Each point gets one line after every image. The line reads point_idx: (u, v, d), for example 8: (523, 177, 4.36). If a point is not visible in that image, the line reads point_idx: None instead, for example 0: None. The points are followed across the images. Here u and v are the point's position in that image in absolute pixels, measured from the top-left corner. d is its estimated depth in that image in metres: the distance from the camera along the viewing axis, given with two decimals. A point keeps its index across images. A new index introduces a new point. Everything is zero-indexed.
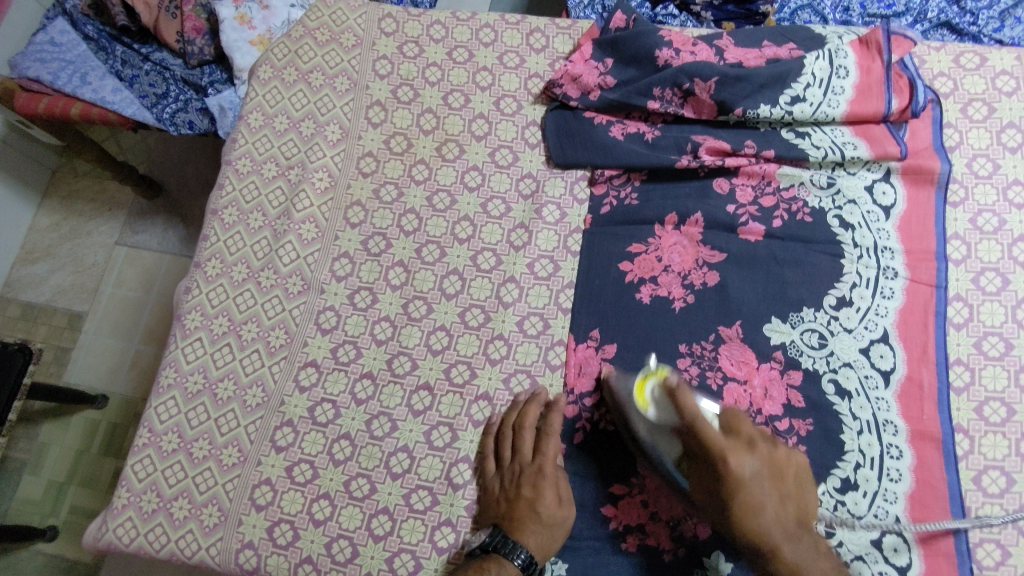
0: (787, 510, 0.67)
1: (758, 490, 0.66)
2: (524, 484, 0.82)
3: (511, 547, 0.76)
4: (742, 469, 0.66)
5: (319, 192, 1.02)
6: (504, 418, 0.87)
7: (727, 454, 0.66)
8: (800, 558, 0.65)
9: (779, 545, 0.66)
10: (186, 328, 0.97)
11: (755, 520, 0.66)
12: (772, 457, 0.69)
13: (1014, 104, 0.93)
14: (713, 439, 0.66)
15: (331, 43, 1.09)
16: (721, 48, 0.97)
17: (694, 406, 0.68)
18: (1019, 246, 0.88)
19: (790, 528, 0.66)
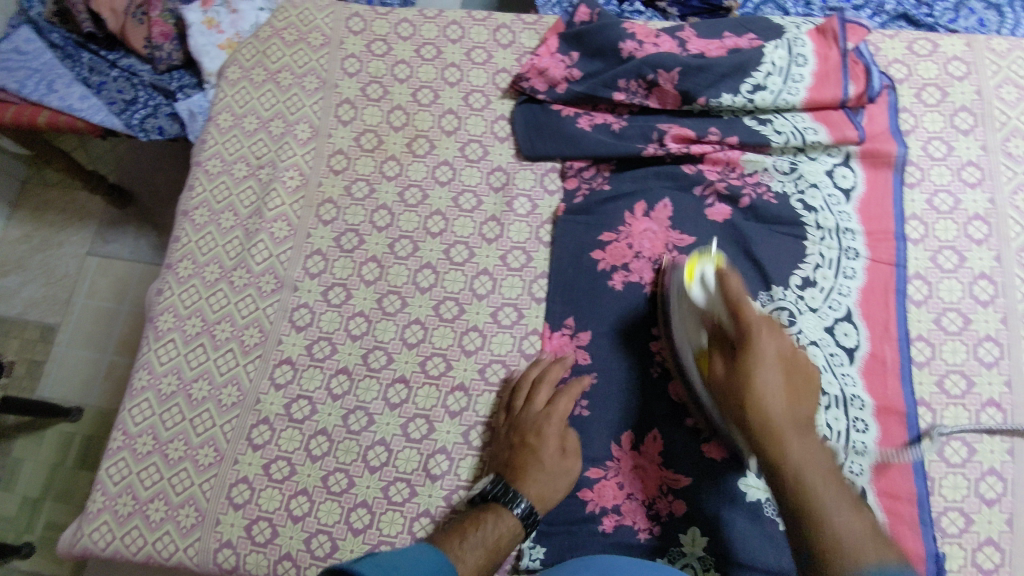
0: (800, 416, 0.65)
1: (764, 381, 0.66)
2: (530, 433, 0.82)
3: (511, 496, 0.77)
4: (765, 351, 0.67)
5: (290, 190, 1.02)
6: (526, 373, 0.89)
7: (759, 329, 0.69)
8: (803, 453, 0.61)
9: (790, 444, 0.62)
10: (159, 330, 0.96)
11: (764, 420, 0.64)
12: (786, 352, 0.69)
13: (966, 88, 0.96)
14: (749, 317, 0.69)
15: (299, 43, 1.10)
16: (684, 39, 0.99)
17: (738, 286, 0.72)
18: (974, 224, 0.90)
19: (799, 422, 0.64)
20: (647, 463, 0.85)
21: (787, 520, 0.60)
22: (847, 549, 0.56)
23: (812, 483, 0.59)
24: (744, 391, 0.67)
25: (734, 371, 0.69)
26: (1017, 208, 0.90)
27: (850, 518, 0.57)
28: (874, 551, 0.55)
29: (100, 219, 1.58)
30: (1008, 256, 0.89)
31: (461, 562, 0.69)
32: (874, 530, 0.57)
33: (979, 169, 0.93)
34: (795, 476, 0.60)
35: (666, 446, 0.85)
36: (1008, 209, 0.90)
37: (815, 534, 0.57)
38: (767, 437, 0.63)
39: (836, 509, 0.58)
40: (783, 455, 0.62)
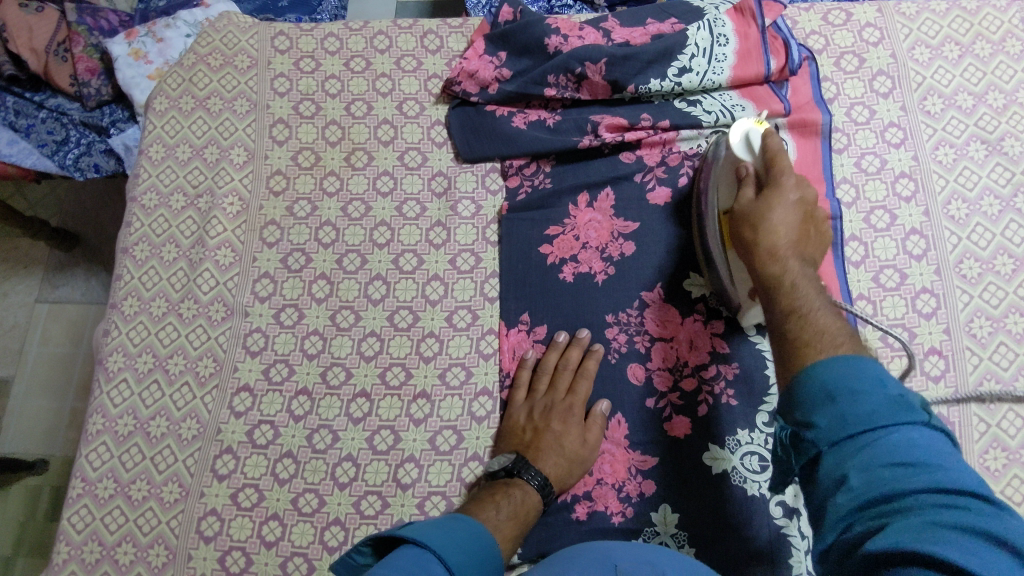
0: (799, 242, 0.70)
1: (780, 205, 0.72)
2: (552, 417, 0.85)
3: (533, 473, 0.81)
4: (789, 190, 0.73)
5: (231, 216, 1.01)
6: (543, 356, 0.90)
7: (788, 172, 0.74)
8: (796, 272, 0.68)
9: (793, 272, 0.68)
10: (109, 371, 0.94)
11: (772, 245, 0.70)
12: (809, 207, 0.73)
13: (881, 52, 0.99)
14: (781, 163, 0.75)
15: (225, 67, 1.08)
16: (608, 30, 1.01)
17: (779, 144, 0.77)
18: (901, 182, 0.94)
19: (800, 255, 0.70)
20: (614, 447, 0.86)
21: (772, 315, 0.66)
22: (828, 340, 0.59)
23: (802, 289, 0.66)
24: (761, 224, 0.71)
25: (760, 199, 0.74)
26: (939, 162, 0.94)
27: (828, 317, 0.62)
28: (844, 344, 0.59)
29: (46, 264, 1.54)
30: (935, 210, 0.92)
31: (499, 531, 0.77)
32: (849, 331, 0.61)
33: (901, 129, 0.96)
34: (790, 284, 0.67)
35: (631, 428, 0.87)
36: (931, 164, 0.94)
37: (800, 321, 0.62)
38: (771, 256, 0.69)
39: (816, 311, 0.63)
40: (782, 270, 0.68)
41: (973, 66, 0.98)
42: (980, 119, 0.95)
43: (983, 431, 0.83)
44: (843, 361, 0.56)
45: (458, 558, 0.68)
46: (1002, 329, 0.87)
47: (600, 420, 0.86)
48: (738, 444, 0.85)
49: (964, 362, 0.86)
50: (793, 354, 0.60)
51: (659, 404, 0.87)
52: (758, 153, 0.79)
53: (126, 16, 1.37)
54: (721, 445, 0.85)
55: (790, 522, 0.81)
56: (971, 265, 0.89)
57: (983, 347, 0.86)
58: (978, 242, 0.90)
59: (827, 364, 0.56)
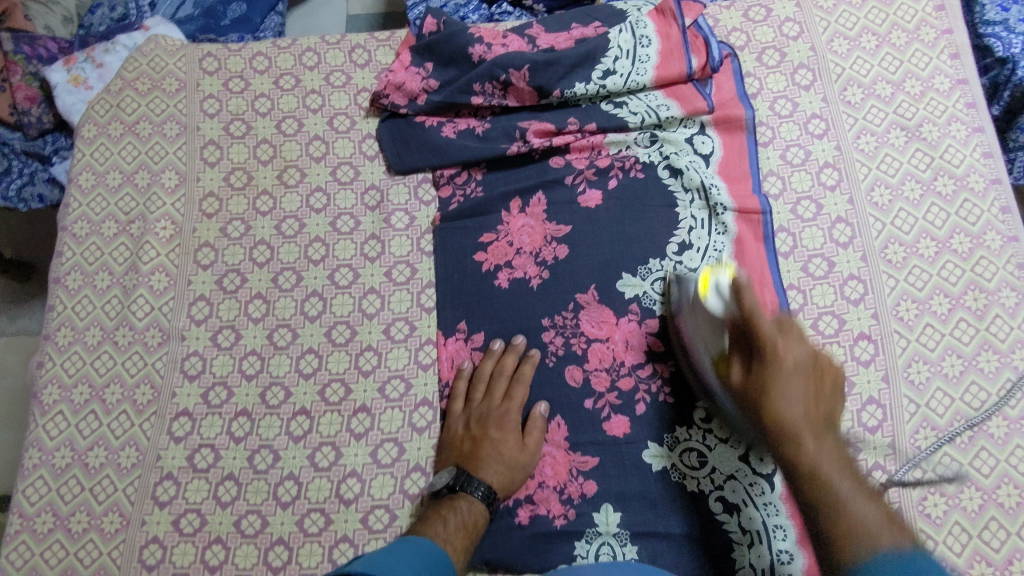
0: (815, 415, 0.62)
1: (782, 376, 0.64)
2: (489, 425, 0.85)
3: (475, 484, 0.81)
4: (784, 356, 0.64)
5: (165, 240, 1.00)
6: (479, 365, 0.90)
7: (775, 336, 0.65)
8: (815, 455, 0.60)
9: (840, 487, 0.58)
10: (44, 404, 0.93)
11: (782, 431, 0.62)
12: (813, 361, 0.65)
13: (801, 46, 1.01)
14: (762, 327, 0.66)
15: (153, 90, 1.08)
16: (533, 36, 1.01)
17: (750, 283, 0.69)
18: (825, 172, 0.95)
19: (818, 424, 0.62)
20: (555, 450, 0.86)
21: (800, 505, 0.60)
22: (870, 530, 0.54)
23: (827, 475, 0.59)
24: (766, 394, 0.64)
25: (753, 379, 0.66)
26: (861, 151, 0.96)
27: (864, 505, 0.56)
28: (888, 536, 0.54)
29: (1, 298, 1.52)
30: (859, 198, 0.94)
31: (449, 544, 0.76)
32: (885, 512, 0.56)
33: (824, 121, 0.98)
34: (812, 469, 0.60)
35: (570, 430, 0.87)
36: (854, 153, 0.96)
37: (836, 518, 0.56)
38: (786, 440, 0.62)
39: (842, 482, 0.58)
40: (798, 457, 0.61)
41: (890, 55, 1.00)
42: (899, 106, 0.97)
43: (913, 412, 0.84)
44: (892, 567, 0.51)
45: None
46: (928, 310, 0.88)
47: (539, 423, 0.86)
48: (676, 442, 0.85)
49: (893, 345, 0.87)
50: (834, 550, 0.55)
51: (597, 405, 0.87)
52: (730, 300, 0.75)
53: (65, 44, 1.36)
54: (659, 444, 0.85)
55: (731, 516, 0.82)
56: (896, 250, 0.91)
57: (910, 329, 0.88)
58: (902, 227, 0.92)
59: (876, 561, 0.52)
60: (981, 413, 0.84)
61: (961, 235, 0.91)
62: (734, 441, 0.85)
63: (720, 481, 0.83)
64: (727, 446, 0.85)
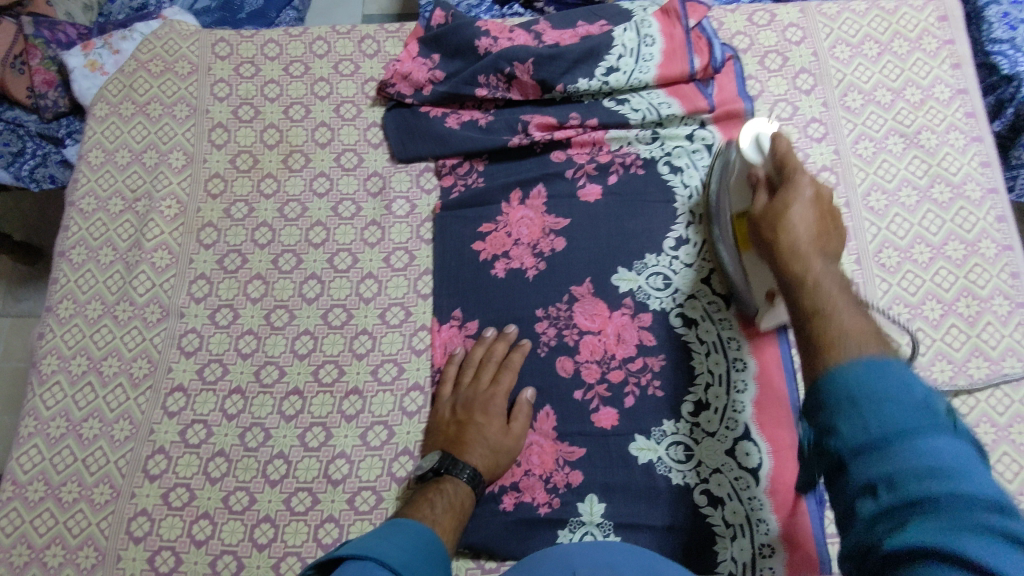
0: (820, 239, 0.58)
1: (790, 206, 0.61)
2: (476, 410, 0.86)
3: (461, 467, 0.82)
4: (803, 190, 0.63)
5: (169, 219, 1.01)
6: (469, 352, 0.91)
7: (801, 174, 0.65)
8: (822, 271, 0.54)
9: (842, 313, 0.50)
10: (43, 374, 0.94)
11: (793, 239, 0.58)
12: (826, 202, 0.62)
13: (803, 51, 1.02)
14: (793, 169, 0.67)
15: (165, 73, 1.10)
16: (539, 32, 1.03)
17: (788, 147, 0.71)
18: (823, 175, 0.96)
19: (827, 254, 0.57)
20: (542, 439, 0.87)
21: (794, 320, 0.53)
22: (851, 339, 0.47)
23: (828, 289, 0.52)
24: (778, 218, 0.60)
25: (772, 205, 0.63)
26: (860, 156, 0.96)
27: (855, 313, 0.49)
28: (874, 343, 0.47)
29: (10, 279, 1.54)
30: (855, 202, 0.94)
31: (437, 526, 0.77)
32: (876, 327, 0.48)
33: (823, 125, 0.98)
34: (814, 283, 0.53)
35: (559, 421, 0.87)
36: (852, 157, 0.96)
37: (822, 323, 0.50)
38: (790, 258, 0.57)
39: (842, 312, 0.50)
40: (805, 270, 0.55)
41: (892, 63, 1.01)
42: (899, 113, 0.98)
43: None
44: (869, 365, 0.45)
45: (403, 559, 0.68)
46: (920, 315, 0.89)
47: (525, 408, 0.87)
48: (663, 434, 0.86)
49: None
50: (815, 357, 0.48)
51: (587, 396, 0.88)
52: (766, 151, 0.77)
53: (85, 30, 1.38)
54: (647, 436, 0.86)
55: (715, 510, 0.82)
56: (890, 254, 0.92)
57: (902, 333, 0.88)
58: (897, 232, 0.92)
59: (845, 365, 0.45)
60: (969, 420, 0.84)
61: (956, 242, 0.91)
62: (721, 435, 0.85)
63: (705, 474, 0.84)
64: (714, 440, 0.85)
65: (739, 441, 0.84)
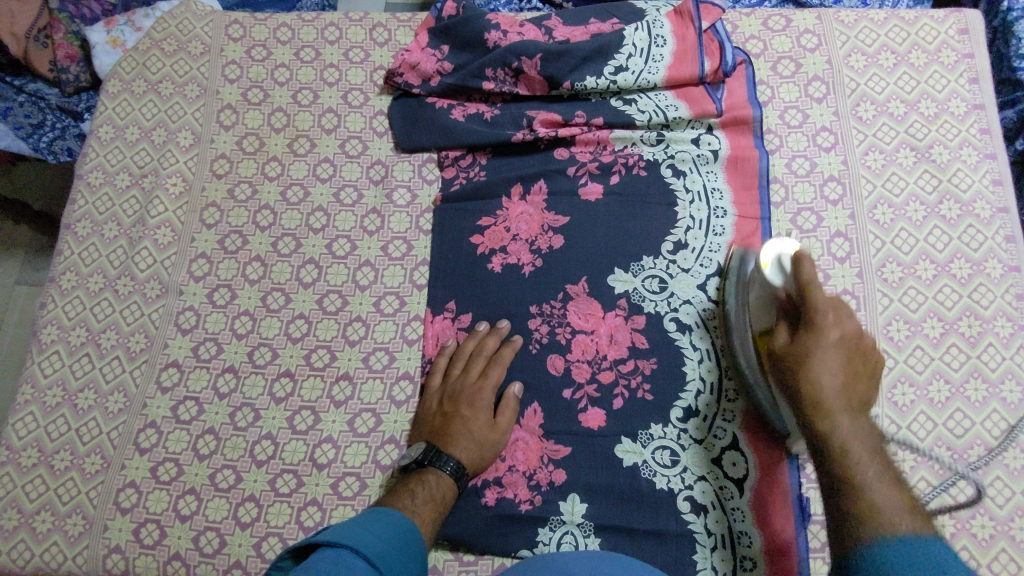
0: (847, 393, 0.65)
1: (822, 358, 0.66)
2: (461, 403, 0.86)
3: (444, 459, 0.82)
4: (827, 334, 0.67)
5: (174, 197, 1.03)
6: (460, 344, 0.91)
7: (825, 311, 0.68)
8: (846, 430, 0.62)
9: (838, 423, 0.63)
10: (42, 343, 0.96)
11: (815, 396, 0.65)
12: (853, 336, 0.67)
13: (817, 58, 1.01)
14: (815, 305, 0.68)
15: (179, 52, 1.11)
16: (550, 28, 1.03)
17: (812, 269, 0.69)
18: (829, 185, 0.95)
19: (854, 404, 0.64)
20: (528, 436, 0.87)
21: (823, 480, 0.62)
22: (888, 515, 0.56)
23: (857, 457, 0.61)
24: (801, 367, 0.67)
25: (796, 343, 0.69)
26: (868, 167, 0.95)
27: (886, 490, 0.58)
28: (908, 521, 0.55)
29: (26, 249, 1.56)
30: (861, 214, 0.93)
31: (417, 516, 0.77)
32: (908, 501, 0.58)
33: (833, 134, 0.97)
34: (841, 449, 0.61)
35: (546, 418, 0.87)
36: (860, 169, 0.95)
37: (855, 498, 0.58)
38: (815, 412, 0.64)
39: (882, 489, 0.58)
40: (830, 429, 0.63)
41: (907, 75, 0.99)
42: (911, 126, 0.96)
43: (894, 432, 0.83)
44: (911, 548, 0.53)
45: (379, 547, 0.67)
46: (919, 332, 0.87)
47: (513, 403, 0.87)
48: (650, 438, 0.85)
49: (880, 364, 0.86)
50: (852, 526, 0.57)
51: (575, 395, 0.88)
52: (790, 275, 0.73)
53: (108, 6, 1.37)
54: (633, 439, 0.85)
55: (698, 518, 0.82)
56: (893, 269, 0.90)
57: (899, 349, 0.86)
58: (902, 246, 0.91)
59: (885, 543, 0.54)
60: (963, 441, 0.82)
61: (962, 260, 0.90)
62: (708, 443, 0.84)
63: (690, 481, 0.83)
64: (701, 448, 0.84)
65: (725, 450, 0.84)
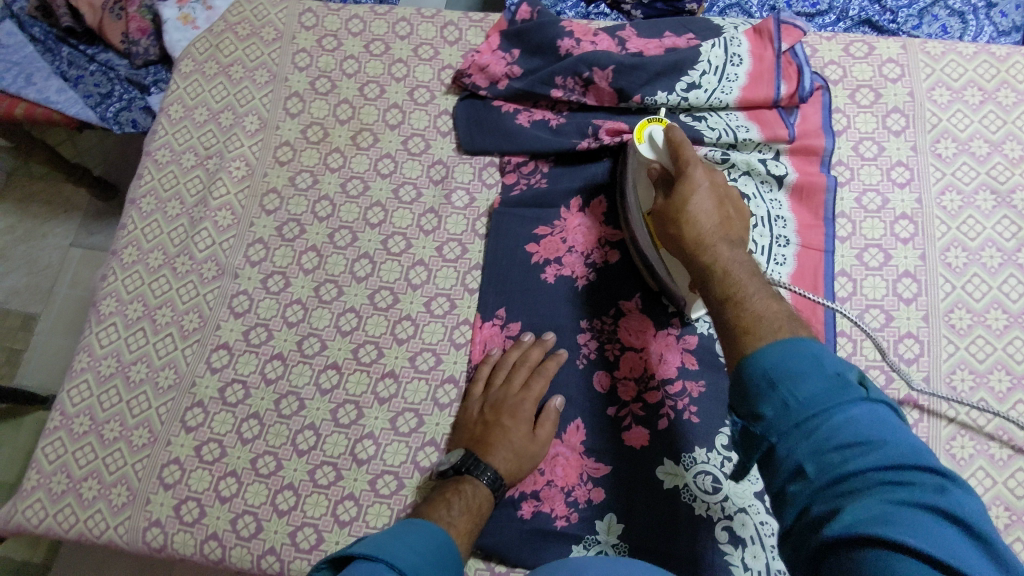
0: (719, 228, 0.72)
1: (700, 189, 0.75)
2: (505, 412, 0.85)
3: (482, 468, 0.81)
4: (698, 190, 0.75)
5: (236, 180, 1.04)
6: (505, 354, 0.90)
7: (694, 165, 0.76)
8: (727, 259, 0.69)
9: (718, 253, 0.69)
10: (100, 314, 0.98)
11: (694, 231, 0.72)
12: (720, 186, 0.76)
13: (899, 89, 0.98)
14: (688, 156, 0.77)
15: (251, 37, 1.12)
16: (624, 38, 1.01)
17: (683, 134, 0.80)
18: (900, 224, 0.92)
19: (728, 238, 0.71)
20: (568, 451, 0.86)
21: (710, 305, 0.67)
22: (772, 326, 0.59)
23: (736, 276, 0.66)
24: (682, 219, 0.74)
25: (672, 197, 0.76)
26: (943, 208, 0.92)
27: (739, 266, 0.67)
28: (789, 325, 0.59)
29: (84, 212, 1.59)
30: (932, 255, 0.90)
31: (452, 527, 0.75)
32: (785, 312, 0.61)
33: (909, 169, 0.94)
34: (724, 271, 0.67)
35: (588, 435, 0.86)
36: (934, 209, 0.92)
37: (738, 312, 0.62)
38: (698, 248, 0.71)
39: (756, 300, 0.63)
40: (712, 261, 0.69)
41: (993, 113, 0.95)
42: (993, 168, 0.93)
43: None
44: (783, 350, 0.55)
45: (411, 560, 0.65)
46: (985, 385, 0.84)
47: (553, 416, 0.86)
48: (693, 462, 0.83)
49: (940, 415, 0.83)
50: (738, 341, 0.60)
51: (619, 413, 0.87)
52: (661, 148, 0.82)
53: None
54: (674, 462, 0.84)
55: (735, 549, 0.79)
56: (961, 315, 0.87)
57: (962, 401, 0.83)
58: (973, 293, 0.88)
59: (767, 349, 0.56)
60: None
61: None
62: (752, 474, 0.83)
63: (730, 511, 0.81)
64: (744, 478, 0.82)
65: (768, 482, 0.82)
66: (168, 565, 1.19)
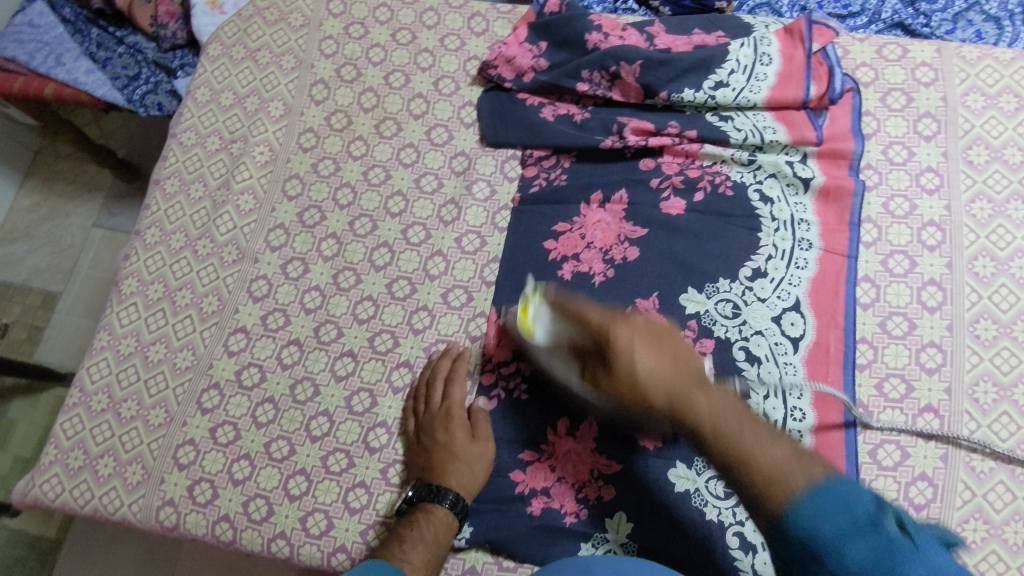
0: (674, 377, 0.66)
1: (637, 346, 0.68)
2: (436, 431, 0.85)
3: (435, 493, 0.81)
4: (624, 341, 0.69)
5: (259, 165, 1.04)
6: (418, 378, 0.91)
7: (611, 323, 0.71)
8: (711, 411, 0.63)
9: (699, 402, 0.64)
10: (122, 293, 0.99)
11: (662, 391, 0.66)
12: (644, 326, 0.71)
13: (931, 94, 0.96)
14: (596, 321, 0.72)
15: (279, 22, 1.12)
16: (652, 34, 1.00)
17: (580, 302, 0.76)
18: (928, 231, 0.90)
19: (697, 381, 0.66)
20: (580, 447, 0.85)
21: (721, 473, 0.61)
22: (783, 468, 0.56)
23: (729, 432, 0.61)
24: (638, 388, 0.67)
25: (617, 375, 0.68)
26: (973, 216, 0.90)
27: (717, 396, 0.64)
28: (805, 466, 0.56)
29: (107, 192, 1.61)
30: (959, 264, 0.88)
31: (407, 564, 0.75)
32: (788, 450, 0.58)
33: (938, 176, 0.92)
34: (715, 432, 0.61)
35: (600, 431, 0.85)
36: (963, 216, 0.90)
37: (747, 467, 0.58)
38: (681, 403, 0.65)
39: (756, 448, 0.59)
40: (698, 419, 0.63)
41: None
42: None
43: (966, 499, 0.79)
44: (817, 496, 0.54)
45: None
46: (1009, 398, 0.82)
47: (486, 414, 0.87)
48: (705, 467, 0.82)
49: (961, 426, 0.82)
50: (764, 504, 0.56)
51: None
52: (552, 330, 0.80)
53: None
54: (688, 465, 0.82)
55: (745, 556, 0.79)
56: (987, 326, 0.85)
57: (984, 413, 0.82)
58: (1000, 304, 0.86)
59: (798, 500, 0.54)
60: None
61: None
62: None
63: (742, 517, 0.80)
64: None
65: None
66: (177, 545, 1.21)
